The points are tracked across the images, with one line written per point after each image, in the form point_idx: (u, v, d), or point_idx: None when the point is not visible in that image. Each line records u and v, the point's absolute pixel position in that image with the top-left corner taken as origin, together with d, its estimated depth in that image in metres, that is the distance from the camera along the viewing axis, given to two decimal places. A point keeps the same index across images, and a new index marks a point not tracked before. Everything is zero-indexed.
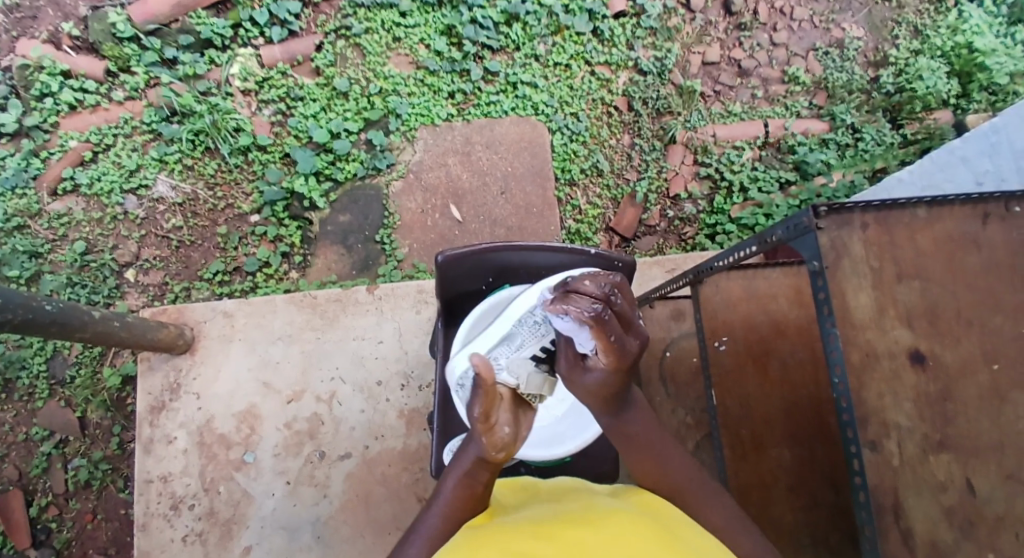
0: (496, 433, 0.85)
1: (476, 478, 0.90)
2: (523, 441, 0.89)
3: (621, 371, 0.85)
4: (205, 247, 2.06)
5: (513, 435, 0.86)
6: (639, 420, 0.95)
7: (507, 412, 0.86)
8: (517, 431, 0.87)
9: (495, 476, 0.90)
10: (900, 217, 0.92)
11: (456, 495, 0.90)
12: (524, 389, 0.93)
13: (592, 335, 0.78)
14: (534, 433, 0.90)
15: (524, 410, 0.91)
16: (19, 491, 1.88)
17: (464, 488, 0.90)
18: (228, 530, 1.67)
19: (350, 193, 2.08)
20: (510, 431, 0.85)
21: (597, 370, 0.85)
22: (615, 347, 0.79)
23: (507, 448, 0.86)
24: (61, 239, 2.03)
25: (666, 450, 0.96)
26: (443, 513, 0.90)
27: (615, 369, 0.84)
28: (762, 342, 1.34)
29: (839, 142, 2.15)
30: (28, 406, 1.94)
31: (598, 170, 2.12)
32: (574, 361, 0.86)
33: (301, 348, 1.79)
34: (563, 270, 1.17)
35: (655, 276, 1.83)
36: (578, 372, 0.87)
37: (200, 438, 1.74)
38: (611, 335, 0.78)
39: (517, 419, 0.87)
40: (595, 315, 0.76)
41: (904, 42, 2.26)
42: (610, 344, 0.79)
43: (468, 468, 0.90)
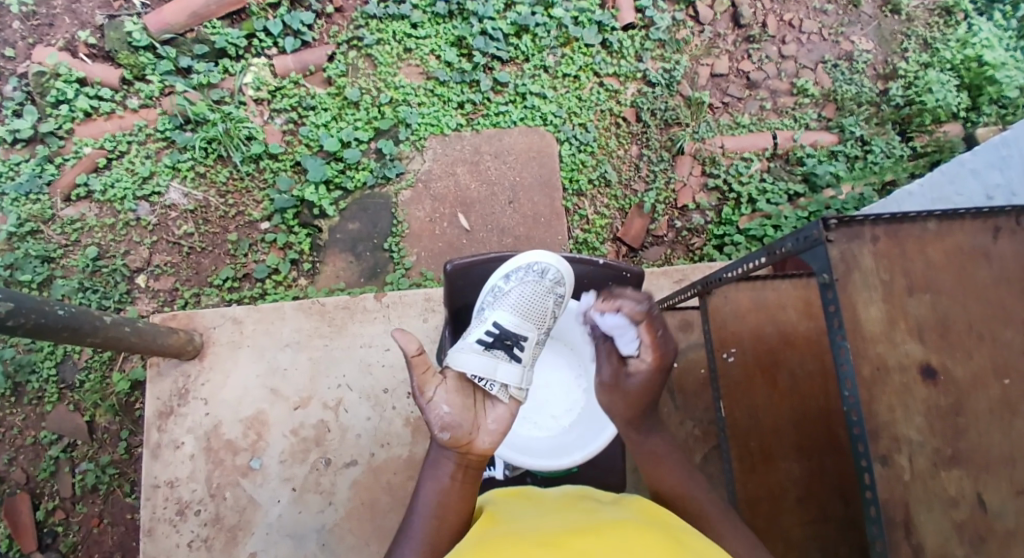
0: (436, 411, 0.97)
1: (441, 468, 0.99)
2: (477, 425, 0.99)
3: (657, 373, 1.06)
4: (215, 253, 2.08)
5: (455, 413, 0.97)
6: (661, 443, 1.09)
7: (451, 396, 1.00)
8: (461, 412, 0.98)
9: (460, 467, 0.98)
10: (910, 230, 0.92)
11: (432, 492, 0.97)
12: (468, 373, 1.03)
13: (641, 331, 1.03)
14: (492, 423, 1.00)
15: (478, 397, 1.02)
16: (26, 495, 1.89)
17: (436, 484, 0.97)
18: (234, 537, 1.67)
19: (359, 201, 2.09)
20: (450, 409, 0.97)
21: (638, 371, 1.05)
22: (658, 342, 1.04)
23: (453, 428, 0.97)
24: (73, 244, 2.06)
25: (690, 479, 1.03)
26: (425, 512, 0.95)
27: (655, 367, 1.05)
28: (771, 353, 1.33)
29: (848, 154, 2.15)
30: (38, 409, 1.95)
31: (607, 180, 2.13)
32: (618, 366, 1.06)
33: (309, 355, 1.80)
34: (520, 259, 1.18)
35: (663, 287, 1.83)
36: (620, 377, 1.06)
37: (207, 443, 1.74)
38: (659, 329, 1.03)
39: (460, 401, 0.99)
40: (645, 313, 1.02)
41: (914, 55, 2.26)
42: (655, 338, 1.04)
43: (434, 462, 1.00)
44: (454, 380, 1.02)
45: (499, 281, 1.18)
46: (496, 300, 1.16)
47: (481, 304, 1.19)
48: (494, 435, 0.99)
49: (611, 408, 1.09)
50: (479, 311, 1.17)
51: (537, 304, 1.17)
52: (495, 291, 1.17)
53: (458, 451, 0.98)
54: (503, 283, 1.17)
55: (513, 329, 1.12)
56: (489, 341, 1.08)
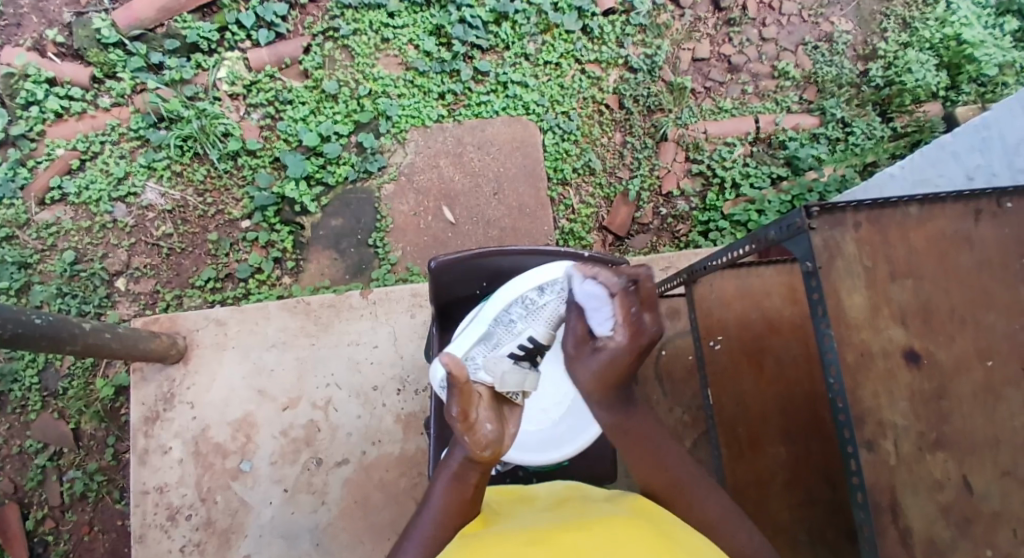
0: (480, 431, 0.83)
1: (466, 479, 0.89)
2: (506, 434, 0.88)
3: (632, 354, 0.86)
4: (196, 254, 2.04)
5: (496, 431, 0.85)
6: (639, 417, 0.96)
7: (487, 410, 0.86)
8: (500, 426, 0.86)
9: (484, 474, 0.90)
10: (892, 217, 0.93)
11: (449, 500, 0.90)
12: (505, 390, 0.96)
13: (614, 306, 0.84)
14: (514, 427, 0.91)
15: (501, 409, 0.91)
16: (15, 504, 1.87)
17: (455, 493, 0.90)
18: (226, 540, 1.66)
19: (342, 197, 2.07)
20: (494, 429, 0.85)
21: (607, 351, 0.87)
22: (633, 319, 0.83)
23: (494, 445, 0.85)
24: (49, 248, 2.01)
25: (662, 446, 0.96)
26: (436, 518, 0.90)
27: (629, 350, 0.86)
28: (757, 339, 1.34)
29: (829, 137, 2.16)
30: (22, 418, 1.92)
31: (591, 168, 2.12)
32: (583, 341, 0.91)
33: (295, 354, 1.78)
34: (559, 272, 1.14)
35: (650, 274, 1.83)
36: (586, 353, 0.90)
37: (196, 447, 1.73)
38: (633, 304, 0.82)
39: (498, 415, 0.87)
40: (620, 284, 0.82)
41: (893, 35, 2.27)
42: (629, 314, 0.83)
43: (457, 472, 0.89)
44: (486, 399, 0.88)
45: (532, 292, 1.16)
46: (529, 313, 1.16)
47: (509, 312, 1.17)
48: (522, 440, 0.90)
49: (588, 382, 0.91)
50: (508, 320, 1.16)
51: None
52: (527, 303, 1.16)
53: (487, 464, 0.88)
54: (537, 296, 1.16)
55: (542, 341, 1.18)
56: (521, 354, 1.14)
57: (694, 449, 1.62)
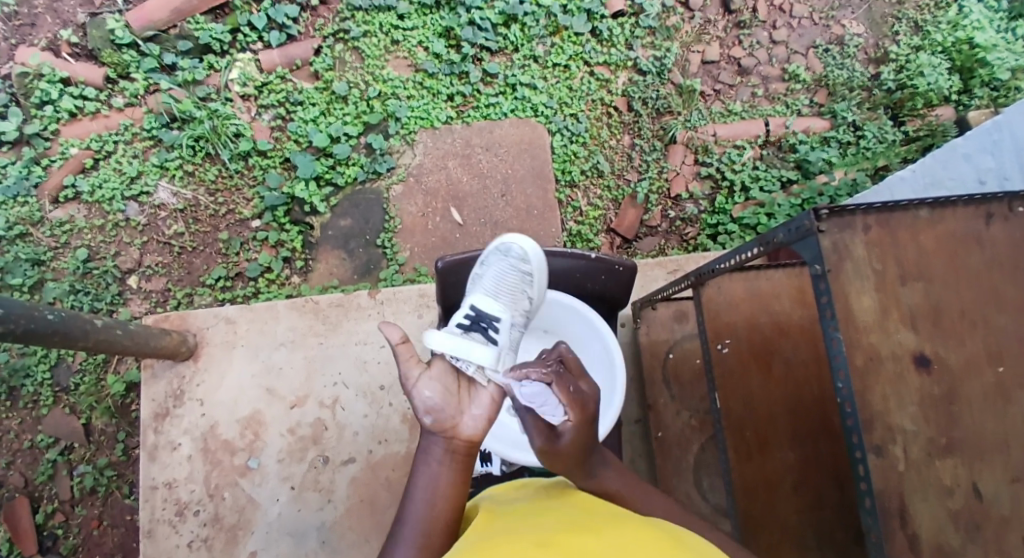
0: (418, 396, 0.97)
1: (431, 455, 0.97)
2: (463, 412, 0.97)
3: (586, 424, 0.93)
4: (207, 253, 2.06)
5: (435, 398, 0.97)
6: (612, 476, 0.98)
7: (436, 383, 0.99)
8: (445, 397, 0.97)
9: (449, 452, 0.97)
10: (903, 219, 0.92)
11: (423, 479, 0.96)
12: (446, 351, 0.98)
13: (557, 390, 0.89)
14: (477, 409, 0.98)
15: (464, 384, 1.00)
16: (25, 499, 1.89)
17: (428, 470, 0.96)
18: (234, 536, 1.67)
19: (351, 197, 2.08)
20: (435, 396, 0.97)
21: (569, 431, 0.91)
22: (574, 393, 0.90)
23: (437, 412, 0.97)
24: (63, 246, 2.04)
25: (646, 499, 0.97)
26: (416, 499, 0.95)
27: (584, 420, 0.92)
28: (766, 341, 1.34)
29: (840, 140, 2.14)
30: (34, 413, 1.95)
31: (599, 171, 2.11)
32: (545, 437, 0.91)
33: (304, 353, 1.80)
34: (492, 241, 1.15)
35: (658, 277, 1.83)
36: (552, 442, 0.91)
37: (204, 443, 1.74)
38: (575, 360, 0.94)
39: (444, 387, 0.98)
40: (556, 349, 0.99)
41: (905, 38, 2.25)
42: (570, 391, 0.90)
43: (425, 452, 0.98)
44: (439, 367, 0.99)
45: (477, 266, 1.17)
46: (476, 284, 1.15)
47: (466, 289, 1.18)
48: (478, 419, 0.97)
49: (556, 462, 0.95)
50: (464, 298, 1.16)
51: (508, 283, 1.10)
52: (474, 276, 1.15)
53: (444, 436, 0.97)
54: (480, 268, 1.15)
55: (490, 310, 1.07)
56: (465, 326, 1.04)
57: (702, 453, 1.61)
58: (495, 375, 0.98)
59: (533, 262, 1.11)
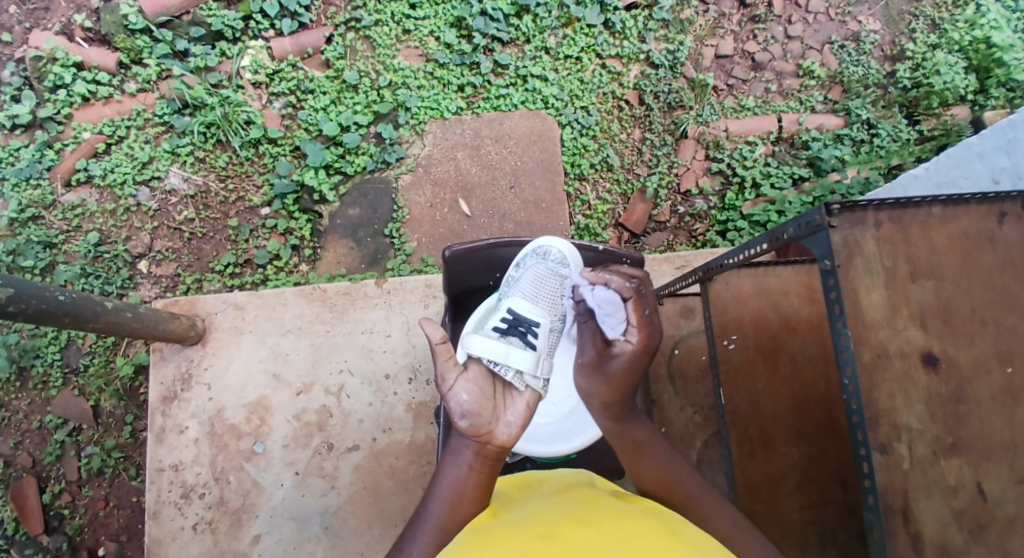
0: (455, 399, 0.91)
1: (460, 457, 0.93)
2: (498, 417, 0.93)
3: (642, 356, 1.01)
4: (216, 239, 2.07)
5: (472, 402, 0.92)
6: (647, 435, 1.04)
7: (472, 384, 0.94)
8: (481, 400, 0.93)
9: (479, 457, 0.93)
10: (915, 216, 0.91)
11: (448, 480, 0.93)
12: (485, 356, 0.97)
13: (629, 309, 1.00)
14: (512, 415, 0.94)
15: (499, 388, 0.96)
16: (32, 479, 1.91)
17: (453, 471, 0.93)
18: (238, 519, 1.69)
19: (359, 186, 2.07)
20: (473, 400, 0.92)
21: (622, 356, 1.00)
22: (644, 318, 1.00)
23: (473, 416, 0.91)
24: (74, 229, 2.06)
25: (682, 476, 1.00)
26: (438, 498, 0.92)
27: (640, 351, 1.00)
28: (773, 339, 1.33)
29: (854, 137, 2.11)
30: (43, 394, 1.97)
31: (609, 164, 2.10)
32: (601, 349, 1.03)
33: (311, 341, 1.80)
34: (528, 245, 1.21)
35: (665, 272, 1.82)
36: (604, 360, 1.02)
37: (211, 427, 1.76)
38: (646, 307, 1.01)
39: (480, 389, 0.94)
40: (632, 289, 1.00)
41: (922, 36, 2.22)
42: (642, 316, 1.00)
43: (454, 451, 0.94)
44: (476, 370, 0.96)
45: (511, 270, 1.23)
46: (510, 288, 1.21)
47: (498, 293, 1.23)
48: (515, 428, 0.93)
49: (587, 391, 1.04)
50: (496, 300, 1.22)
51: (546, 290, 1.18)
52: (508, 279, 1.22)
53: (478, 441, 0.92)
54: (514, 272, 1.22)
55: (528, 316, 1.15)
56: (504, 328, 1.11)
57: (705, 449, 1.62)
58: (533, 381, 0.96)
59: (569, 265, 1.19)
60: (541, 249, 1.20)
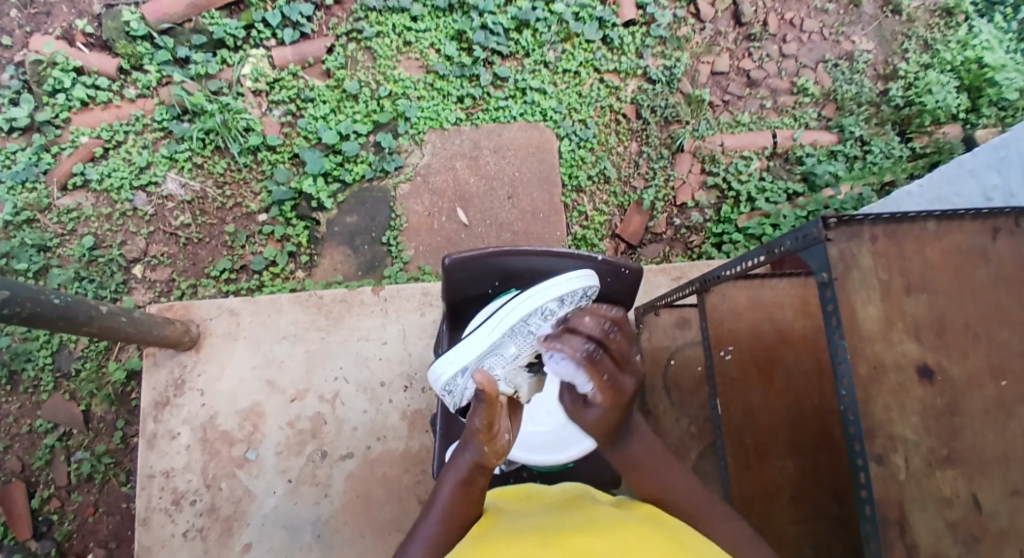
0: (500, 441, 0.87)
1: (475, 483, 0.89)
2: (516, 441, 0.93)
3: (618, 409, 0.88)
4: (212, 245, 2.07)
5: (514, 440, 0.89)
6: (641, 448, 0.96)
7: (506, 418, 0.89)
8: (513, 433, 0.91)
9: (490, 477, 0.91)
10: (909, 230, 0.93)
11: (458, 502, 0.89)
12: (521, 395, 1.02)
13: (589, 375, 0.85)
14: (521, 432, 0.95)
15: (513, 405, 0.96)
16: (21, 484, 1.87)
17: (465, 495, 0.89)
18: (229, 528, 1.67)
19: (357, 194, 2.08)
20: (511, 437, 0.88)
21: (595, 408, 0.88)
22: (609, 384, 0.85)
23: (507, 452, 0.90)
24: (69, 233, 2.05)
25: (668, 470, 0.95)
26: (443, 519, 0.88)
27: (612, 406, 0.87)
28: (767, 351, 1.34)
29: (847, 154, 2.15)
30: (32, 399, 1.95)
31: (606, 176, 2.12)
32: (574, 399, 0.90)
33: (306, 348, 1.80)
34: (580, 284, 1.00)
35: (661, 284, 1.83)
36: (580, 410, 0.90)
37: (203, 434, 1.74)
38: (604, 371, 0.84)
39: (513, 422, 0.91)
40: (587, 354, 0.84)
41: (914, 56, 2.26)
42: (604, 380, 0.84)
43: (466, 475, 0.89)
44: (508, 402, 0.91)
45: (551, 302, 0.98)
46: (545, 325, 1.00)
47: (526, 325, 0.99)
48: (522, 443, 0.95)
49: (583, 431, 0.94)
50: (523, 333, 1.00)
51: None
52: (547, 315, 0.99)
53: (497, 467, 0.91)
54: (556, 307, 0.99)
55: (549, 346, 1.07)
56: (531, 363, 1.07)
57: (700, 460, 1.61)
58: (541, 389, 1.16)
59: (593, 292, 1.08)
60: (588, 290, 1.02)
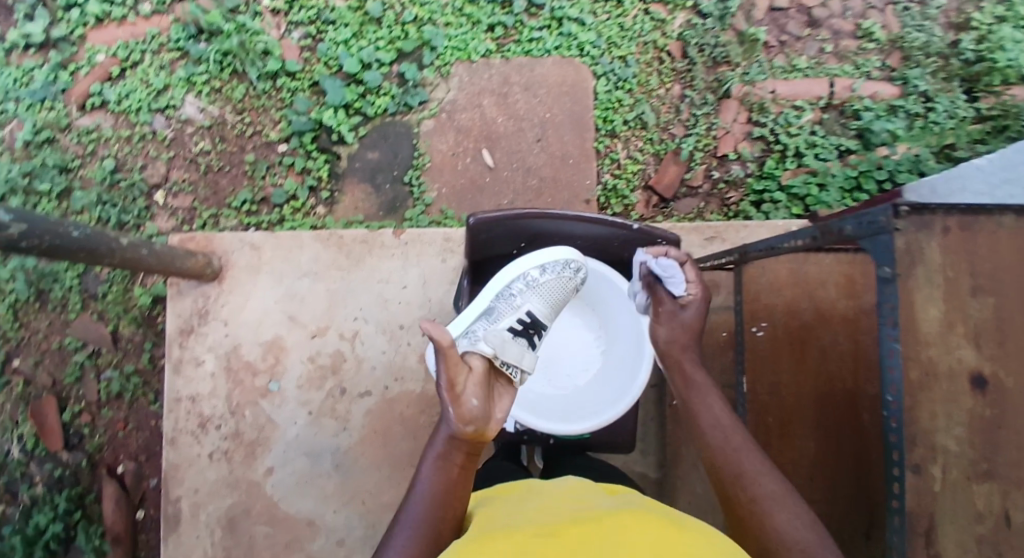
0: (464, 405, 0.87)
1: (452, 459, 0.90)
2: (494, 417, 0.90)
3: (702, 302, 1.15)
4: (233, 173, 2.00)
5: (482, 408, 0.88)
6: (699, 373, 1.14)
7: (478, 387, 0.89)
8: (485, 405, 0.89)
9: (470, 455, 0.91)
10: (985, 225, 0.84)
11: (439, 482, 0.89)
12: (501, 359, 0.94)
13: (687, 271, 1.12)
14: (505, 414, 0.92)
15: (496, 382, 0.94)
16: (52, 398, 1.92)
17: (444, 473, 0.90)
18: (252, 452, 1.72)
19: (379, 129, 1.99)
20: (479, 405, 0.88)
21: (690, 305, 1.15)
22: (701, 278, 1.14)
23: (477, 422, 0.88)
24: (89, 155, 2.01)
25: (718, 409, 1.07)
26: (424, 503, 0.88)
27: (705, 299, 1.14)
28: (803, 330, 1.30)
29: (909, 111, 1.95)
30: (61, 317, 1.96)
31: (643, 122, 1.97)
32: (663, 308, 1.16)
33: (326, 287, 1.77)
34: (557, 253, 1.16)
35: (693, 243, 1.73)
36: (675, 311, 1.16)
37: (228, 362, 1.75)
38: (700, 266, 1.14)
39: (485, 394, 0.89)
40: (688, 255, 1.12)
41: (990, 6, 2.00)
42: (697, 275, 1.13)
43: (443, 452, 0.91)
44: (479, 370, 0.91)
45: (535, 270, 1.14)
46: (530, 289, 1.13)
47: (511, 288, 1.13)
48: None
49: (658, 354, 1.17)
50: (508, 295, 1.13)
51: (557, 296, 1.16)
52: (529, 279, 1.13)
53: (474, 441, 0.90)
54: (538, 273, 1.14)
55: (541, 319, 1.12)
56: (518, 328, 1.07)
57: None
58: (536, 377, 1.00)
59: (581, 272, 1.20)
60: (571, 262, 1.16)
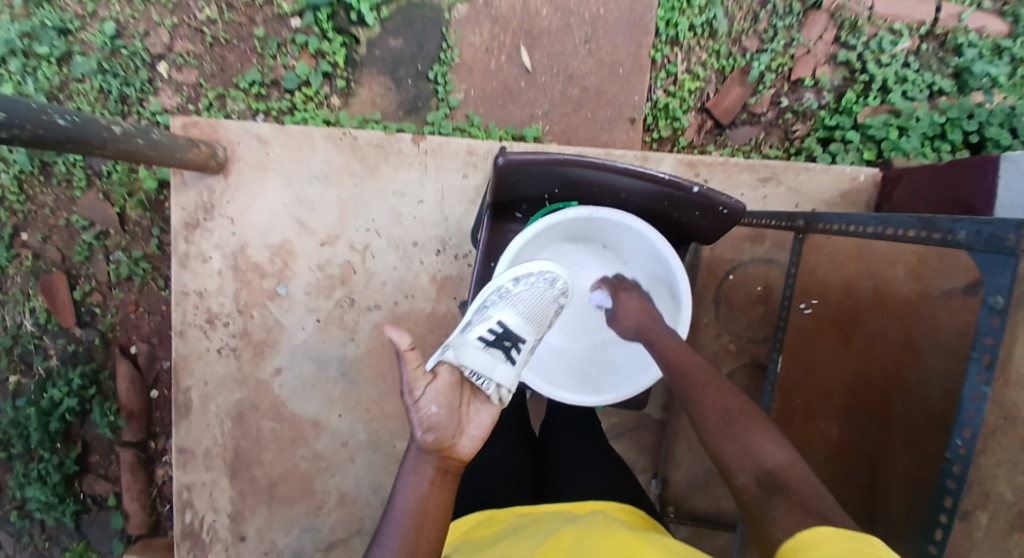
0: (422, 411, 0.84)
1: (421, 473, 0.84)
2: (463, 433, 0.86)
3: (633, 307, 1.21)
4: (241, 49, 1.80)
5: (443, 415, 0.84)
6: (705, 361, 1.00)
7: (442, 395, 0.86)
8: (448, 413, 0.85)
9: (441, 473, 0.85)
10: None
11: (412, 497, 0.83)
12: (467, 368, 0.90)
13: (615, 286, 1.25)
14: (477, 429, 0.87)
15: (466, 395, 0.89)
16: (62, 275, 1.90)
17: (417, 489, 0.83)
18: (261, 352, 1.69)
19: (405, 11, 1.73)
20: (439, 412, 0.84)
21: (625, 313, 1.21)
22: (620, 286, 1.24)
23: (437, 430, 0.84)
24: (90, 16, 1.80)
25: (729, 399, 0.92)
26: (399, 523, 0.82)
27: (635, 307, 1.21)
28: (856, 312, 1.17)
29: (1016, 55, 1.62)
30: (67, 193, 1.89)
31: (713, 29, 1.68)
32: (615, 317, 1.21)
33: (338, 192, 1.65)
34: (533, 267, 1.10)
35: (744, 182, 1.55)
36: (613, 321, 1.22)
37: (235, 262, 1.67)
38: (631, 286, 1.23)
39: (449, 403, 0.86)
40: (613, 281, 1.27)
41: None
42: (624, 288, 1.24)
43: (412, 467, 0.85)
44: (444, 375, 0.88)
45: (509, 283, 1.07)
46: (504, 299, 1.04)
47: (486, 300, 1.06)
48: (477, 442, 0.86)
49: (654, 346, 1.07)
50: (482, 307, 1.04)
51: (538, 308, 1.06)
52: (503, 291, 1.05)
53: (440, 455, 0.84)
54: (512, 287, 1.06)
55: (519, 331, 1.00)
56: (490, 340, 0.96)
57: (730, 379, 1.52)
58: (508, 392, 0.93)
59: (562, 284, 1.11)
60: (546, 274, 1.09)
